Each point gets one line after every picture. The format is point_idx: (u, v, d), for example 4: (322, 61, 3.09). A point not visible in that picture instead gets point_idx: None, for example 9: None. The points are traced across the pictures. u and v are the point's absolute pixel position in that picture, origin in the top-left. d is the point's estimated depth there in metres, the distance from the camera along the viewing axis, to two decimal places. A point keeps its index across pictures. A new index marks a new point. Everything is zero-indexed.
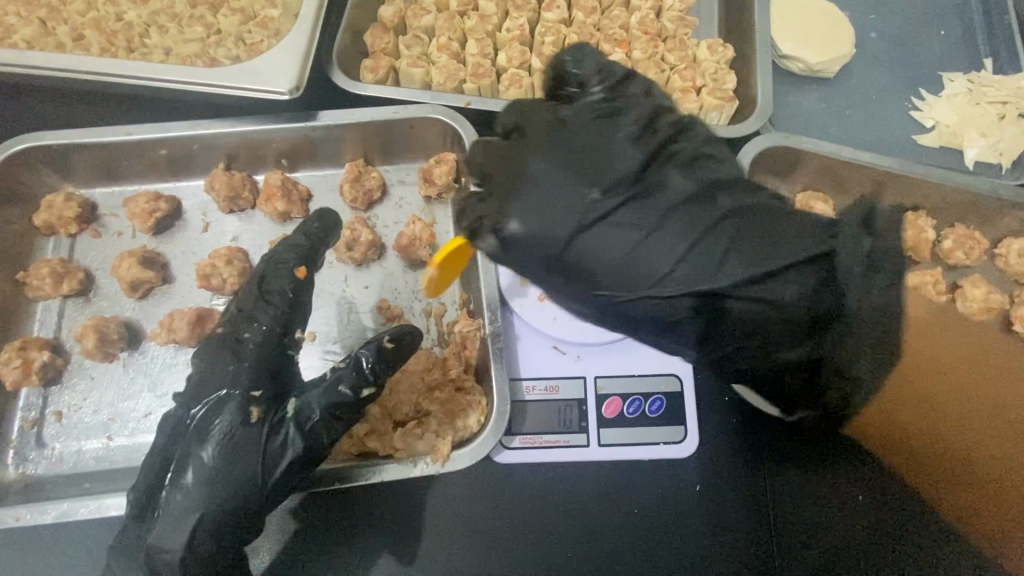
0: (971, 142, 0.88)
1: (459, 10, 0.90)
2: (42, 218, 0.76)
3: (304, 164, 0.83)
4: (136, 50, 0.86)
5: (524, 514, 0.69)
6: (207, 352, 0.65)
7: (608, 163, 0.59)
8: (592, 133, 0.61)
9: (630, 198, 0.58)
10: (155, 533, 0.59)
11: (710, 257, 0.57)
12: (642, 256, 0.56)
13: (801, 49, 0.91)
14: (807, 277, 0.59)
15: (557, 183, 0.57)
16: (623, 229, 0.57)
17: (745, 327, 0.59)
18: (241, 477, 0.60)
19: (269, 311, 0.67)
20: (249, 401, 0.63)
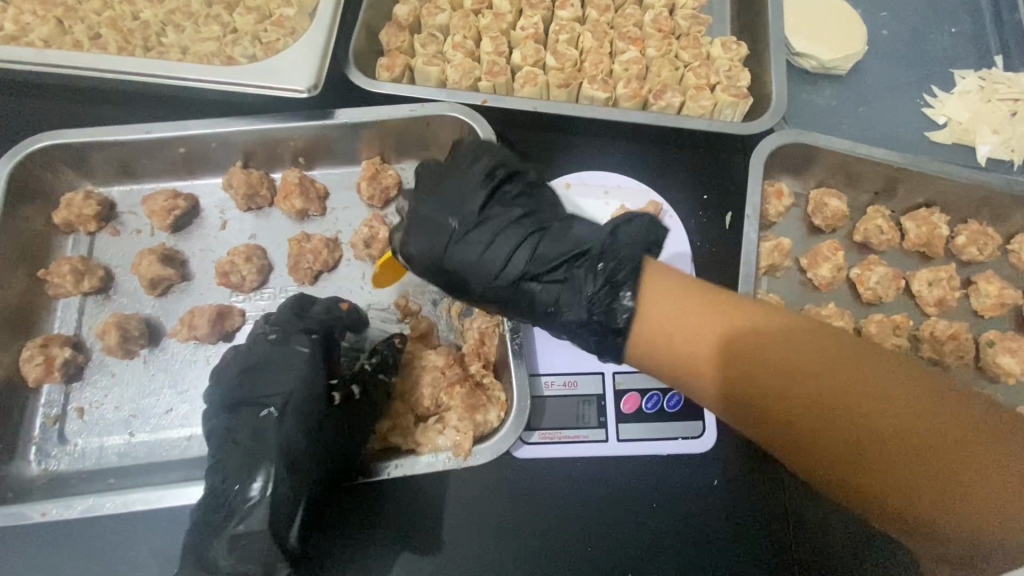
0: (983, 139, 0.89)
1: (473, 8, 0.90)
2: (62, 216, 0.77)
3: (321, 162, 0.84)
4: (153, 49, 0.86)
5: (545, 508, 0.69)
6: (262, 352, 0.65)
7: (461, 196, 0.66)
8: (457, 169, 0.68)
9: (476, 224, 0.64)
10: (260, 517, 0.58)
11: (532, 260, 0.62)
12: (483, 266, 0.63)
13: (815, 47, 0.91)
14: (593, 269, 0.60)
15: (422, 216, 0.65)
16: (470, 248, 0.63)
17: (545, 308, 0.62)
18: (336, 448, 0.63)
19: (319, 320, 0.68)
20: (328, 387, 0.65)
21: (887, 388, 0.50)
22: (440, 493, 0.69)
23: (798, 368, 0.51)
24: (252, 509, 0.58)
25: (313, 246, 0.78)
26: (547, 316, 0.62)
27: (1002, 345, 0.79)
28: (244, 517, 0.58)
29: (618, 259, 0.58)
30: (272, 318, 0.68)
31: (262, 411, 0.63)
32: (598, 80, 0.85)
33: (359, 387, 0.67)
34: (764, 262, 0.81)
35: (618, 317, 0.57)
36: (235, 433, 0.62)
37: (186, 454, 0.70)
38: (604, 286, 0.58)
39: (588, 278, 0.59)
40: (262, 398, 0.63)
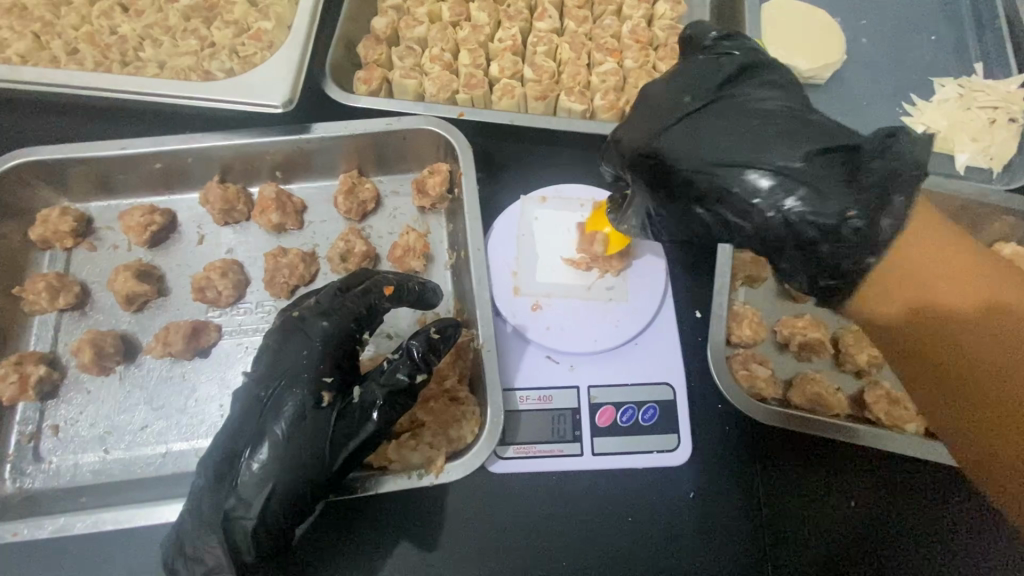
0: (961, 147, 0.87)
1: (451, 21, 0.90)
2: (38, 232, 0.77)
3: (299, 175, 0.84)
4: (130, 64, 0.86)
5: (516, 524, 0.68)
6: (283, 332, 0.64)
7: (702, 76, 0.61)
8: (693, 70, 0.62)
9: (712, 99, 0.59)
10: (216, 508, 0.58)
11: (769, 146, 0.54)
12: (720, 145, 0.55)
13: (793, 58, 0.91)
14: (842, 174, 0.53)
15: (650, 96, 0.62)
16: (707, 123, 0.57)
17: (769, 207, 0.53)
18: (309, 457, 0.59)
19: (346, 306, 0.66)
20: (318, 386, 0.61)
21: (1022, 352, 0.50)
22: (411, 507, 0.68)
23: (991, 320, 0.52)
24: (213, 497, 0.58)
25: (289, 260, 0.78)
26: (762, 217, 0.54)
27: None
28: (225, 495, 0.58)
29: (880, 162, 0.53)
30: (319, 290, 0.67)
31: (259, 392, 0.62)
32: (575, 93, 0.85)
33: (360, 391, 0.63)
34: (741, 274, 0.80)
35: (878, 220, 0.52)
36: (234, 411, 0.62)
37: (160, 471, 0.70)
38: (858, 189, 0.53)
39: (842, 181, 0.53)
40: (267, 377, 0.62)
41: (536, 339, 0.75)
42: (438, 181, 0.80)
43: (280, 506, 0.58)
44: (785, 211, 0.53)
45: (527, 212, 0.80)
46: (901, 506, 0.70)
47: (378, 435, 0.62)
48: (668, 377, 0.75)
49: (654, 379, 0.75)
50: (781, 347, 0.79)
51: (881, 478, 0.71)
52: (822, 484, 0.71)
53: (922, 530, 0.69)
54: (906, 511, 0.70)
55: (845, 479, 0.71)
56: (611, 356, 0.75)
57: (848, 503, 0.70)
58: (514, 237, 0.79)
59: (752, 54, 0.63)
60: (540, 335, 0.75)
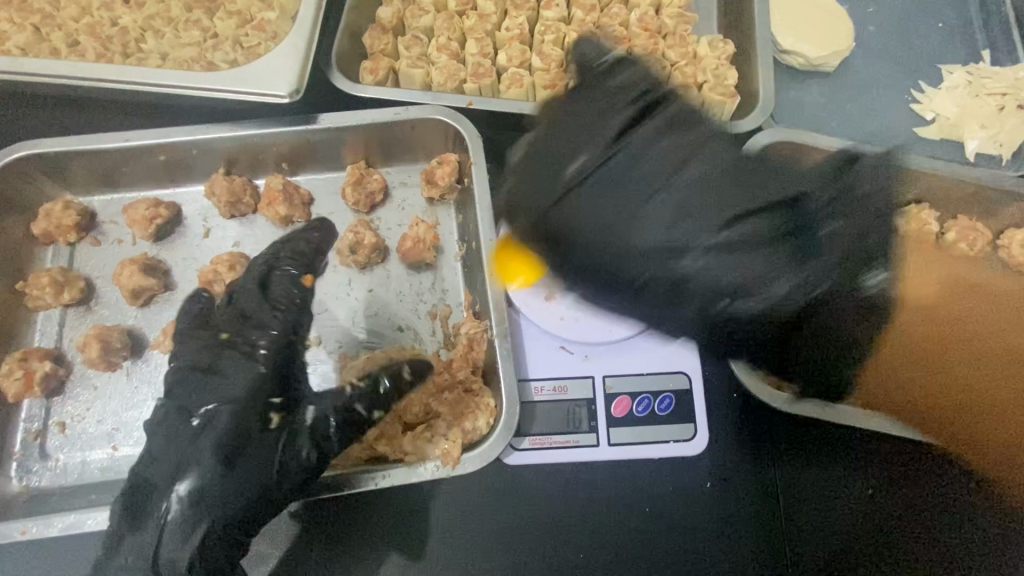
0: (972, 134, 0.87)
1: (458, 10, 0.89)
2: (42, 226, 0.75)
3: (305, 167, 0.83)
4: (132, 56, 0.85)
5: (531, 516, 0.68)
6: (215, 354, 0.64)
7: (591, 129, 0.66)
8: (576, 115, 0.67)
9: (612, 156, 0.65)
10: (147, 545, 0.57)
11: (680, 211, 0.63)
12: (625, 225, 0.63)
13: (801, 44, 0.91)
14: (757, 258, 0.63)
15: (529, 159, 0.67)
16: (598, 195, 0.63)
17: (677, 288, 0.64)
18: (257, 484, 0.59)
19: (276, 312, 0.66)
20: (264, 410, 0.61)
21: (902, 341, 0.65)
22: (426, 502, 0.68)
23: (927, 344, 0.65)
24: (141, 534, 0.58)
25: None
26: (679, 308, 0.66)
27: None
28: (156, 530, 0.57)
29: (798, 233, 0.65)
30: (236, 291, 0.67)
31: (191, 420, 0.60)
32: None
33: (311, 412, 0.63)
34: None
35: (794, 298, 0.62)
36: (154, 440, 0.60)
37: None
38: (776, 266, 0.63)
39: (756, 264, 0.63)
40: (198, 404, 0.61)
41: (552, 330, 0.74)
42: (447, 171, 0.79)
43: (219, 536, 0.58)
44: (709, 294, 0.63)
45: None
46: (917, 494, 0.70)
47: (325, 460, 0.62)
48: (684, 366, 0.74)
49: (671, 367, 0.74)
50: None
51: (897, 467, 0.71)
52: (834, 478, 0.70)
53: (936, 519, 0.69)
54: (924, 498, 0.69)
55: (859, 470, 0.71)
56: (629, 345, 0.74)
57: (863, 490, 0.70)
58: None
59: (656, 94, 0.69)
60: (555, 325, 0.74)
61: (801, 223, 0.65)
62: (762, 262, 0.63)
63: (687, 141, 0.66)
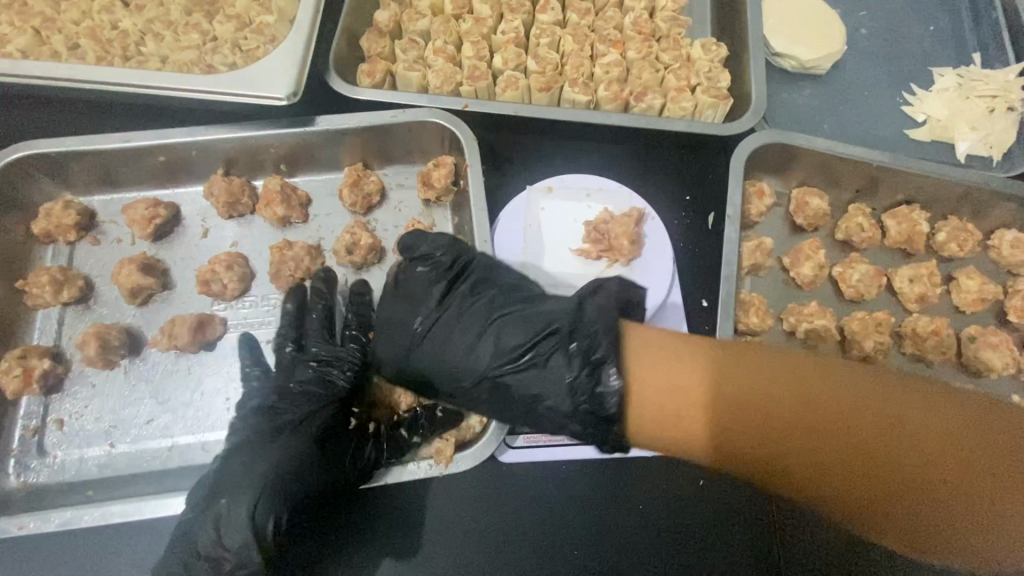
0: (963, 136, 0.88)
1: (454, 13, 0.90)
2: (41, 226, 0.76)
3: (303, 168, 0.84)
4: (132, 59, 0.86)
5: (524, 513, 0.69)
6: (318, 362, 0.70)
7: (416, 295, 0.71)
8: (412, 279, 0.71)
9: (437, 320, 0.68)
10: (230, 518, 0.61)
11: (493, 345, 0.66)
12: (453, 363, 0.66)
13: (794, 48, 0.92)
14: (555, 366, 0.63)
15: (386, 342, 0.70)
16: (437, 345, 0.67)
17: (517, 400, 0.64)
18: (336, 472, 0.65)
19: (354, 342, 0.73)
20: (348, 411, 0.70)
21: (846, 396, 0.52)
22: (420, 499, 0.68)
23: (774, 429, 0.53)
24: (227, 508, 0.61)
25: (294, 252, 0.78)
26: (532, 421, 0.65)
27: (984, 340, 0.77)
28: (244, 504, 0.61)
29: (586, 333, 0.62)
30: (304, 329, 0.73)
31: (284, 416, 0.67)
32: (579, 84, 0.85)
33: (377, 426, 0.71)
34: (746, 263, 0.79)
35: (584, 399, 0.60)
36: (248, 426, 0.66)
37: (167, 465, 0.69)
38: (586, 363, 0.61)
39: (565, 372, 0.62)
40: (294, 399, 0.68)
41: None
42: (443, 173, 0.80)
43: (293, 515, 0.63)
44: (531, 401, 0.64)
45: (533, 203, 0.80)
46: None
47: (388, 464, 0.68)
48: None
49: None
50: (787, 335, 0.78)
51: None
52: None
53: None
54: None
55: None
56: None
57: None
58: (522, 225, 0.79)
59: (464, 256, 0.71)
60: None
61: (590, 327, 0.62)
62: (554, 367, 0.63)
63: (496, 286, 0.70)
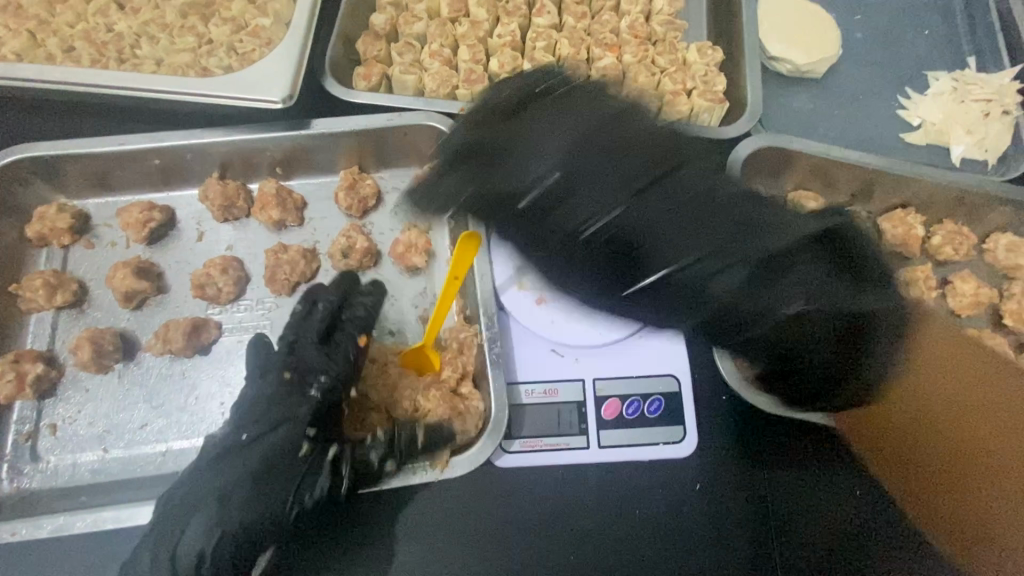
0: (957, 139, 0.88)
1: (450, 17, 0.90)
2: (35, 230, 0.76)
3: (299, 172, 0.83)
4: (127, 61, 0.85)
5: (522, 519, 0.68)
6: (278, 387, 0.69)
7: (568, 124, 0.68)
8: (529, 135, 0.68)
9: (563, 164, 0.65)
10: (169, 539, 0.61)
11: (653, 198, 0.64)
12: (595, 222, 0.64)
13: (790, 51, 0.92)
14: (810, 266, 0.64)
15: (497, 186, 0.67)
16: (562, 201, 0.65)
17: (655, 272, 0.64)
18: (274, 505, 0.64)
19: (336, 355, 0.70)
20: (302, 438, 0.66)
21: (936, 388, 0.63)
22: (416, 504, 0.68)
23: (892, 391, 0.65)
24: (171, 528, 0.62)
25: (290, 256, 0.77)
26: (666, 296, 0.66)
27: None
28: (183, 527, 0.62)
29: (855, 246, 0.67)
30: (305, 325, 0.73)
31: (238, 436, 0.66)
32: None
33: (337, 447, 0.67)
34: None
35: (796, 304, 0.63)
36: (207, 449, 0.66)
37: (161, 470, 0.69)
38: (804, 273, 0.64)
39: (813, 270, 0.64)
40: (252, 421, 0.67)
41: (543, 332, 0.75)
42: None
43: (236, 542, 0.62)
44: (725, 300, 0.64)
45: None
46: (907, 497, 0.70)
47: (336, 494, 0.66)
48: (674, 369, 0.74)
49: (660, 370, 0.74)
50: None
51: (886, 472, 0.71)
52: (824, 481, 0.71)
53: None
54: None
55: (849, 474, 0.71)
56: (618, 349, 0.75)
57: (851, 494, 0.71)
58: None
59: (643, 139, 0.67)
60: (547, 328, 0.75)
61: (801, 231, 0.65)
62: (778, 265, 0.63)
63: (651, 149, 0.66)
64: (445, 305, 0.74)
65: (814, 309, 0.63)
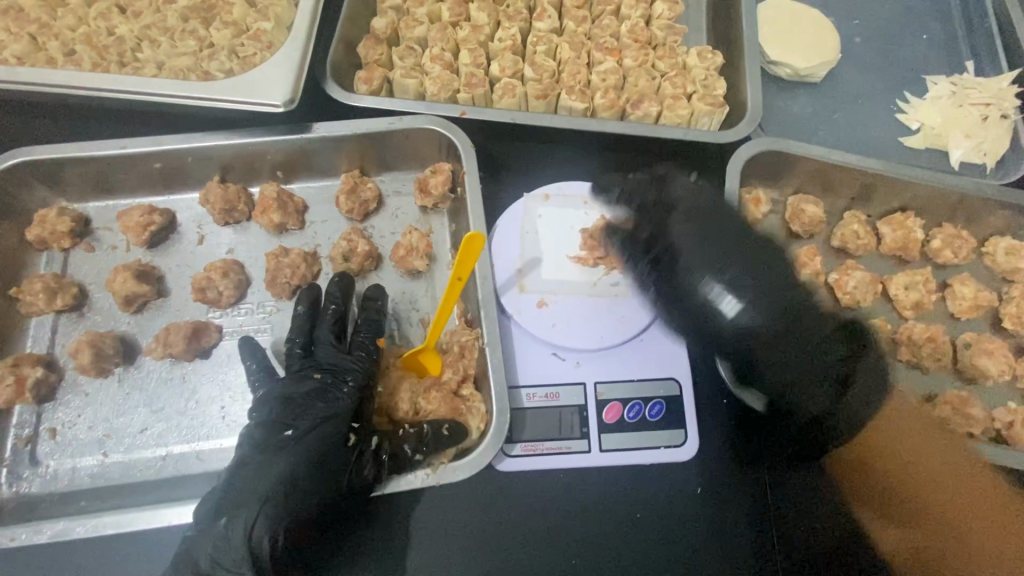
0: (956, 143, 0.88)
1: (451, 21, 0.91)
2: (35, 233, 0.76)
3: (300, 175, 0.83)
4: (128, 65, 0.86)
5: (524, 522, 0.69)
6: (305, 387, 0.69)
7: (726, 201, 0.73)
8: (680, 180, 0.73)
9: (688, 198, 0.71)
10: (218, 541, 0.60)
11: (711, 247, 0.68)
12: (680, 266, 0.68)
13: (789, 56, 0.93)
14: (792, 344, 0.63)
15: (702, 203, 0.71)
16: (705, 230, 0.68)
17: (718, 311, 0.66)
18: (332, 489, 0.64)
19: (359, 352, 0.72)
20: (345, 427, 0.67)
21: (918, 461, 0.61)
22: (415, 507, 0.69)
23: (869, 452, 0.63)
24: (216, 530, 0.61)
25: (291, 259, 0.77)
26: (713, 323, 0.67)
27: (979, 347, 0.77)
28: (235, 526, 0.61)
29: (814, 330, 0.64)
30: (320, 329, 0.74)
31: (283, 432, 0.67)
32: (576, 91, 0.85)
33: (377, 439, 0.67)
34: None
35: (796, 371, 0.63)
36: (242, 444, 0.66)
37: (160, 474, 0.69)
38: (811, 355, 0.63)
39: (792, 345, 0.63)
40: (287, 417, 0.67)
41: (543, 336, 0.74)
42: (440, 180, 0.80)
43: (293, 531, 0.62)
44: (718, 328, 0.67)
45: (530, 210, 0.80)
46: None
47: (382, 480, 0.66)
48: (675, 372, 0.74)
49: (661, 374, 0.74)
50: None
51: None
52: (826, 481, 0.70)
53: None
54: None
55: None
56: (619, 352, 0.75)
57: None
58: (518, 233, 0.79)
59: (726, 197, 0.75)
60: (547, 332, 0.75)
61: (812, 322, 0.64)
62: (762, 318, 0.64)
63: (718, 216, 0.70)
64: (447, 312, 0.71)
65: (831, 389, 0.62)
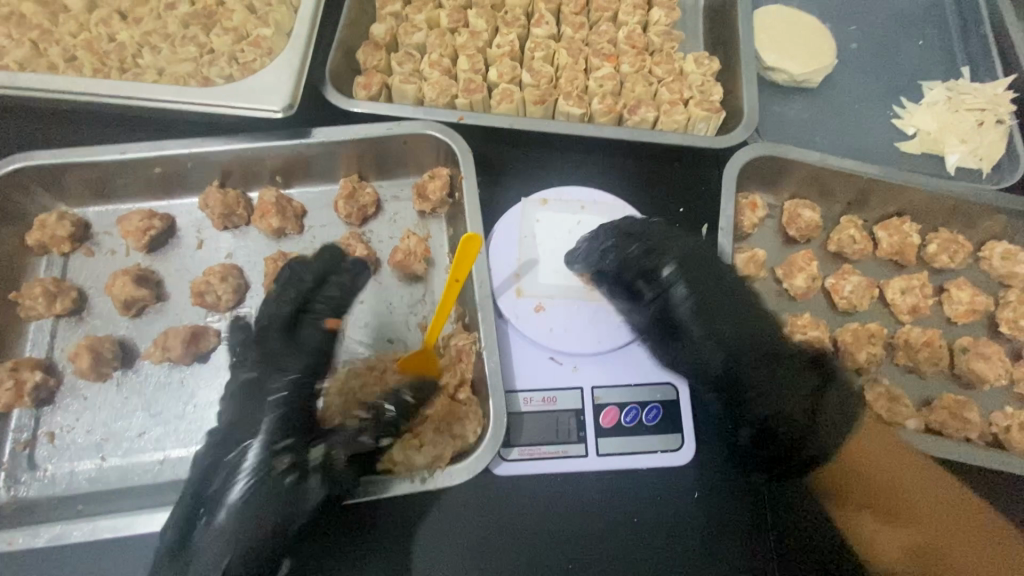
0: (952, 148, 0.89)
1: (449, 27, 0.91)
2: (35, 238, 0.76)
3: (299, 180, 0.84)
4: (129, 71, 0.86)
5: (520, 524, 0.69)
6: (243, 397, 0.66)
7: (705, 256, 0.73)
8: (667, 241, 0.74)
9: (682, 260, 0.73)
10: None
11: (715, 310, 0.71)
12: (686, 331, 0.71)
13: (785, 61, 0.93)
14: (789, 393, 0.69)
15: (695, 270, 0.72)
16: (709, 296, 0.71)
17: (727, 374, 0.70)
18: (278, 511, 0.60)
19: (303, 346, 0.68)
20: (275, 447, 0.62)
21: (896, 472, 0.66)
22: (413, 510, 0.69)
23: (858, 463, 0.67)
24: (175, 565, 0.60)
25: (289, 264, 0.78)
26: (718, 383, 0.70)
27: (975, 351, 0.77)
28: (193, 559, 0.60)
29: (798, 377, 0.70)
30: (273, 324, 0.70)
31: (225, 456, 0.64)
32: (573, 97, 0.86)
33: (319, 450, 0.63)
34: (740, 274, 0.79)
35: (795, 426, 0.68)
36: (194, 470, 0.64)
37: (159, 478, 0.69)
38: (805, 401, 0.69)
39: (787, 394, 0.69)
40: (229, 436, 0.65)
41: (541, 340, 0.75)
42: (438, 185, 0.80)
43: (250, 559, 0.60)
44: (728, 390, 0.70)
45: (528, 214, 0.80)
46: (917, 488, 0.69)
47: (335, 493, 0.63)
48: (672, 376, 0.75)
49: (658, 378, 0.74)
50: None
51: None
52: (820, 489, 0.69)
53: None
54: None
55: None
56: (616, 356, 0.75)
57: None
58: (515, 238, 0.79)
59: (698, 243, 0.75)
60: (544, 336, 0.75)
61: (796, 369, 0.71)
62: (762, 376, 0.69)
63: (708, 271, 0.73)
64: (443, 317, 0.71)
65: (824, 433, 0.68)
